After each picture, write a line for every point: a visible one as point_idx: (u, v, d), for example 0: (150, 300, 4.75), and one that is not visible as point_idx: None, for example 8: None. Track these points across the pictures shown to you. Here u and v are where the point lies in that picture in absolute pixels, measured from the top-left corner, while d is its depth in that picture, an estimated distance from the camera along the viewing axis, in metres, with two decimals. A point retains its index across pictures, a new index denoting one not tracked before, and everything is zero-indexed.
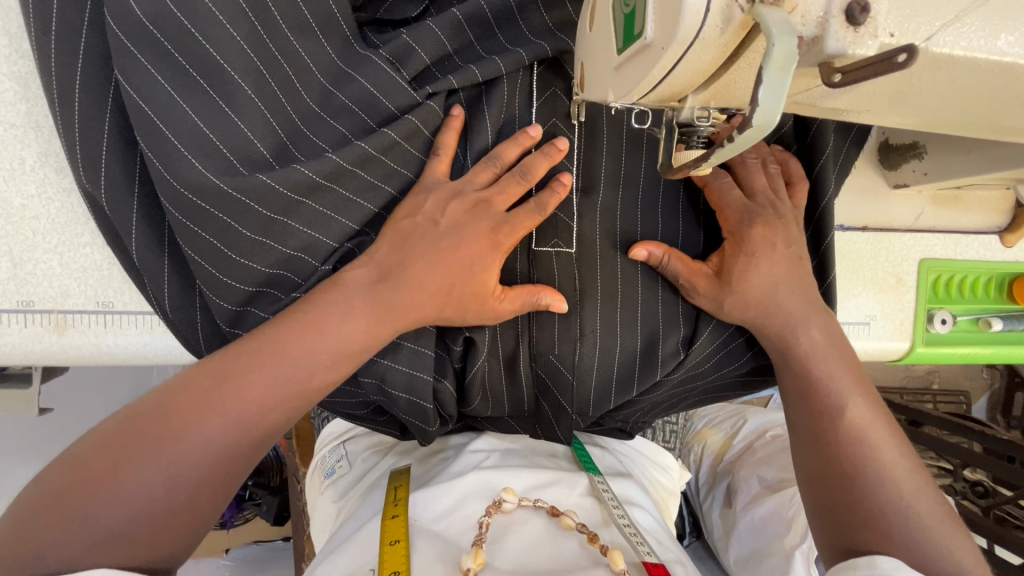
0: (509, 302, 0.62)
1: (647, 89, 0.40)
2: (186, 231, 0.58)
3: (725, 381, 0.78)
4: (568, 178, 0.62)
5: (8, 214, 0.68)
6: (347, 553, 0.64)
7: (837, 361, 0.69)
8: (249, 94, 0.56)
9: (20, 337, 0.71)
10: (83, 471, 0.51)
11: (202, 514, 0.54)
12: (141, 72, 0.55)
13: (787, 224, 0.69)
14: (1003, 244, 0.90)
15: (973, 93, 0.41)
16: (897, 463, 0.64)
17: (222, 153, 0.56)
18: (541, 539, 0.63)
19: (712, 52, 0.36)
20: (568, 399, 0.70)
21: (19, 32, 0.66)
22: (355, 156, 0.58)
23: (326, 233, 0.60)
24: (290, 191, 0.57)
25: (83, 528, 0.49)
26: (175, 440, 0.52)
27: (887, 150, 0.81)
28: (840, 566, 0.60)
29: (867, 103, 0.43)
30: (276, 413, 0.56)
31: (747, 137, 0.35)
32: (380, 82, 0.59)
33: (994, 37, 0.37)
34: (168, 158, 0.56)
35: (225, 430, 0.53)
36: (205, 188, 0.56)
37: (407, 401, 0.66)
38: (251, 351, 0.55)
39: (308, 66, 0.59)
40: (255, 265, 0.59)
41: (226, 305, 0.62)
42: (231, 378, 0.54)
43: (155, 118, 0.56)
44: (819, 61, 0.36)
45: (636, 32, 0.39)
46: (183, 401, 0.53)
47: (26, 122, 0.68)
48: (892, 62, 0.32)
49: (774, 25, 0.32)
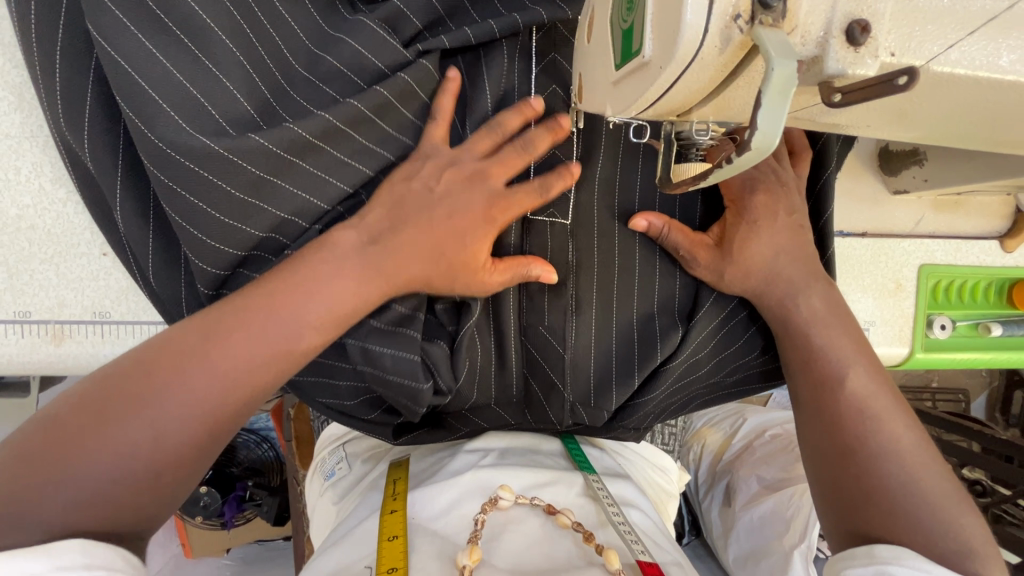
0: (499, 274, 0.61)
1: (646, 104, 0.39)
2: (168, 193, 0.57)
3: (734, 367, 0.75)
4: (574, 166, 0.61)
5: (4, 224, 0.68)
6: (347, 547, 0.65)
7: (839, 330, 0.69)
8: (237, 57, 0.57)
9: (17, 347, 0.71)
10: (59, 431, 0.48)
11: (188, 476, 0.53)
12: (120, 29, 0.54)
13: (789, 189, 0.69)
14: (1003, 249, 0.89)
15: (975, 109, 0.40)
16: (902, 436, 0.64)
17: (208, 111, 0.55)
18: (536, 539, 0.63)
19: (712, 70, 0.35)
20: (561, 377, 0.70)
21: (12, 41, 0.65)
22: (348, 115, 0.58)
23: (318, 195, 0.59)
24: (283, 150, 0.56)
25: (62, 487, 0.47)
26: (158, 399, 0.50)
27: (887, 155, 0.81)
28: (838, 556, 0.61)
29: (867, 118, 0.43)
30: (264, 374, 0.53)
31: (743, 160, 0.35)
32: (370, 41, 0.59)
33: (996, 55, 0.37)
34: (152, 117, 0.55)
35: (211, 390, 0.51)
36: (190, 145, 0.55)
37: (394, 359, 0.60)
38: (236, 310, 0.53)
39: (296, 32, 0.60)
40: (245, 228, 0.58)
41: (210, 270, 0.60)
42: (214, 339, 0.52)
43: (134, 75, 0.54)
44: (818, 81, 0.35)
45: (634, 49, 0.38)
46: (165, 359, 0.51)
47: (21, 132, 0.67)
48: (892, 85, 0.32)
49: (774, 48, 0.32)
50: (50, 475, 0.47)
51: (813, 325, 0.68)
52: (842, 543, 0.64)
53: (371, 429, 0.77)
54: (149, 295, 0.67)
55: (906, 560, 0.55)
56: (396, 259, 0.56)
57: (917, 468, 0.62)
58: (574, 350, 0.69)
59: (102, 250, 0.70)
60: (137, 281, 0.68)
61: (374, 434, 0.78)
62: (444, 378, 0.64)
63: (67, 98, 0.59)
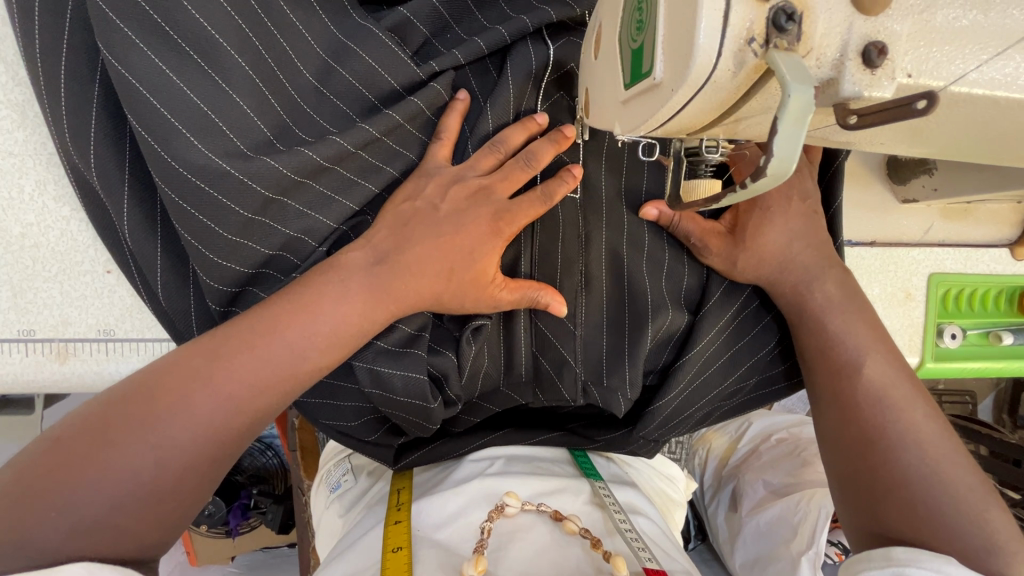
0: (509, 293, 0.61)
1: (655, 125, 0.39)
2: (180, 213, 0.56)
3: (754, 359, 0.73)
4: (578, 168, 0.60)
5: (8, 243, 0.68)
6: (351, 558, 0.64)
7: (856, 339, 0.67)
8: (244, 68, 0.55)
9: (21, 366, 0.70)
10: (59, 456, 0.47)
11: (187, 501, 0.52)
12: (129, 45, 0.53)
13: (802, 176, 0.68)
14: (1012, 256, 0.89)
15: (994, 127, 0.40)
16: (921, 425, 0.63)
17: (224, 133, 0.55)
18: (543, 547, 0.62)
19: (725, 93, 0.35)
20: (572, 353, 0.68)
21: (16, 59, 0.64)
22: (360, 138, 0.58)
23: (327, 215, 0.60)
24: (293, 172, 0.56)
25: (60, 514, 0.46)
26: (161, 420, 0.49)
27: (896, 165, 0.80)
28: (853, 559, 0.60)
29: (880, 137, 0.42)
30: (267, 397, 0.54)
31: (760, 185, 0.34)
32: (384, 59, 0.58)
33: (1014, 75, 0.36)
34: (166, 138, 0.54)
35: (212, 414, 0.51)
36: (208, 170, 0.54)
37: (403, 381, 0.62)
38: (242, 333, 0.53)
39: (307, 39, 0.58)
40: (257, 246, 0.59)
41: (221, 288, 0.60)
42: (220, 360, 0.52)
43: (146, 94, 0.54)
44: (834, 103, 0.34)
45: (644, 70, 0.37)
46: (170, 381, 0.51)
47: (24, 151, 0.66)
48: (910, 109, 0.32)
49: (789, 72, 0.31)
50: (47, 499, 0.46)
51: (826, 338, 0.67)
52: (865, 537, 0.62)
53: (372, 452, 0.76)
54: (157, 313, 0.66)
55: (923, 559, 0.55)
56: (399, 284, 0.57)
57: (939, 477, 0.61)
58: (585, 328, 0.68)
59: (105, 267, 0.70)
60: (143, 296, 0.67)
61: (375, 456, 0.77)
62: (453, 388, 0.66)
63: (72, 116, 0.59)
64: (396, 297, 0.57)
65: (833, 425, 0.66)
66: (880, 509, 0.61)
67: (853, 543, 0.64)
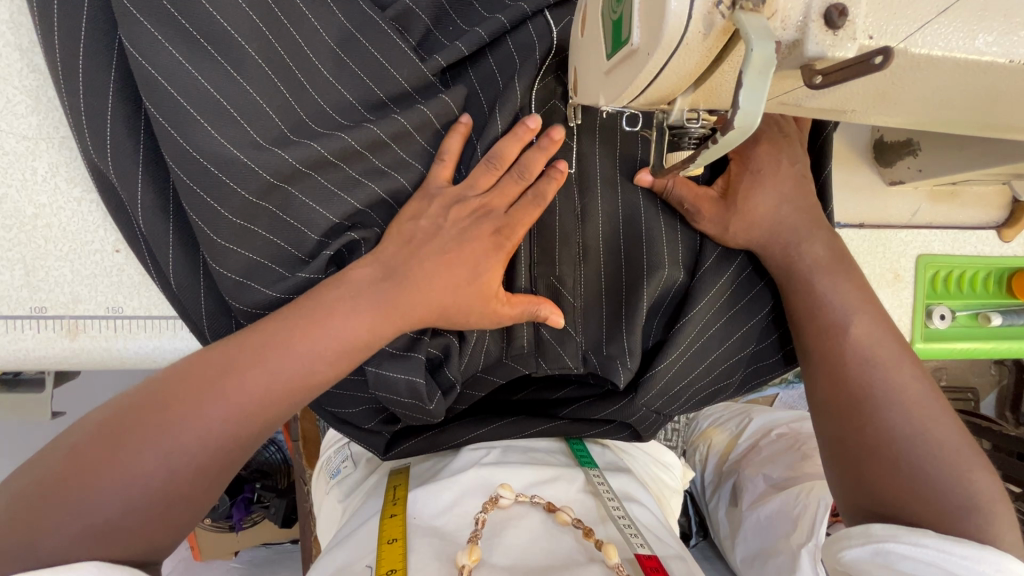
0: (511, 307, 0.63)
1: (636, 93, 0.41)
2: (190, 194, 0.59)
3: (751, 322, 0.74)
4: (564, 164, 0.62)
5: (21, 222, 0.70)
6: (351, 546, 0.66)
7: (845, 314, 0.69)
8: (257, 61, 0.58)
9: (33, 342, 0.72)
10: (77, 460, 0.50)
11: (195, 504, 0.54)
12: (148, 38, 0.56)
13: (791, 142, 0.70)
14: (1000, 239, 0.90)
15: (956, 90, 0.42)
16: (908, 385, 0.66)
17: (240, 125, 0.57)
18: (536, 535, 0.64)
19: (697, 56, 0.37)
20: (573, 323, 0.71)
21: (30, 46, 0.67)
22: (366, 139, 0.60)
23: (328, 208, 0.61)
24: (301, 163, 0.59)
25: (80, 511, 0.48)
26: (173, 429, 0.51)
27: (882, 148, 0.81)
28: (837, 537, 0.65)
29: (850, 102, 0.44)
30: (276, 408, 0.56)
31: (728, 139, 0.37)
32: (392, 55, 0.62)
33: (972, 38, 0.38)
34: (181, 124, 0.57)
35: (223, 424, 0.53)
36: (222, 157, 0.57)
37: (408, 384, 0.64)
38: (254, 345, 0.55)
39: (316, 29, 0.60)
40: (264, 234, 0.61)
41: (228, 274, 0.62)
42: (232, 373, 0.54)
43: (162, 81, 0.56)
44: (801, 64, 0.37)
45: (623, 38, 0.40)
46: (183, 389, 0.53)
47: (38, 134, 0.69)
48: (869, 65, 0.33)
49: (753, 31, 0.33)
50: (66, 497, 0.48)
51: (812, 313, 0.69)
52: (854, 497, 0.66)
53: (367, 443, 0.77)
54: (170, 295, 0.69)
55: (898, 533, 0.59)
56: (402, 265, 0.59)
57: (920, 451, 0.63)
58: (584, 301, 0.71)
59: (115, 246, 0.72)
60: (154, 275, 0.69)
61: (367, 447, 0.78)
62: (453, 367, 0.68)
63: (87, 97, 0.62)
64: (395, 277, 0.59)
65: (825, 407, 0.69)
66: (866, 472, 0.65)
67: (843, 503, 0.68)
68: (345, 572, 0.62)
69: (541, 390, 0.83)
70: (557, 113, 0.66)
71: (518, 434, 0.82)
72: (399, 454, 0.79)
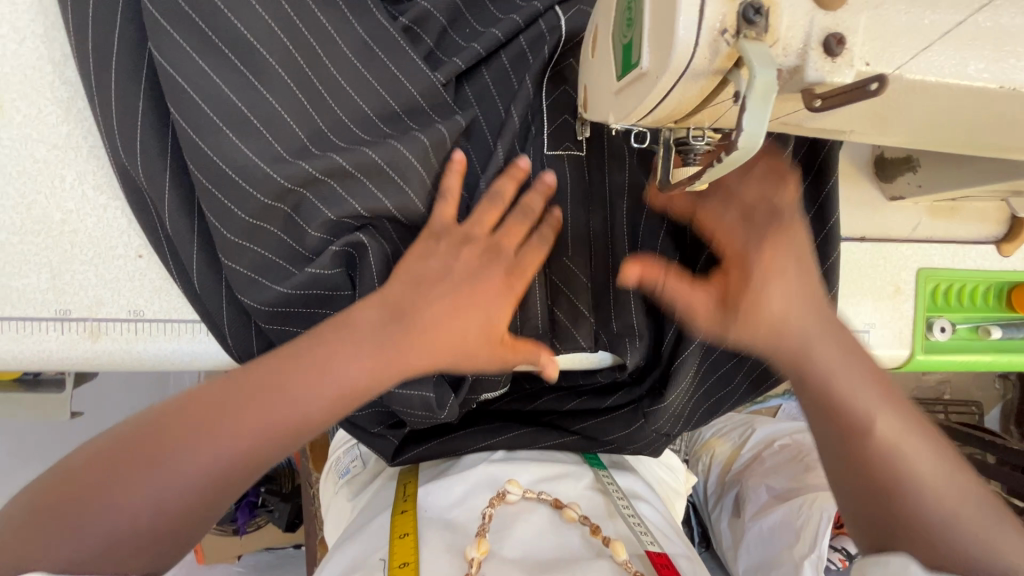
0: (520, 354, 0.62)
1: (644, 112, 0.43)
2: (207, 193, 0.62)
3: None
4: (551, 179, 0.65)
5: (49, 228, 0.72)
6: (363, 540, 0.68)
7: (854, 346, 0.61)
8: (277, 70, 0.62)
9: (56, 343, 0.74)
10: (66, 494, 0.49)
11: (180, 546, 0.53)
12: (177, 48, 0.60)
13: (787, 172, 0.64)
14: (1000, 253, 0.91)
15: (950, 111, 0.44)
16: None
17: (264, 136, 0.61)
18: (545, 528, 0.66)
19: (703, 80, 0.39)
20: (586, 304, 0.73)
21: (63, 59, 0.70)
22: (388, 155, 0.62)
23: (335, 211, 0.63)
24: (320, 172, 0.61)
25: (63, 548, 0.47)
26: (163, 468, 0.50)
27: (882, 163, 0.84)
28: (868, 561, 0.56)
29: (849, 122, 0.46)
30: (267, 453, 0.53)
31: (733, 158, 0.39)
32: (405, 67, 0.65)
33: (964, 64, 0.40)
34: (205, 130, 0.60)
35: (213, 466, 0.51)
36: (244, 163, 0.61)
37: (420, 398, 0.67)
38: (251, 386, 0.53)
39: (334, 37, 0.63)
40: (274, 230, 0.64)
41: (240, 270, 0.65)
42: (225, 414, 0.52)
43: (188, 89, 0.60)
44: (801, 88, 0.39)
45: (633, 61, 0.42)
46: (177, 425, 0.52)
47: (67, 143, 0.71)
48: (864, 91, 0.36)
49: (756, 59, 0.35)
50: (51, 533, 0.47)
51: None
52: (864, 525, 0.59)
53: (375, 445, 0.80)
54: (189, 294, 0.72)
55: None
56: (418, 267, 0.60)
57: None
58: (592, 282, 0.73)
59: (138, 252, 0.74)
60: (175, 276, 0.72)
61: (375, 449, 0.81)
62: None
63: (119, 108, 0.64)
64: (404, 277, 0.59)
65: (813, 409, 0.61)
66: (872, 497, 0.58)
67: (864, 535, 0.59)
68: (357, 564, 0.64)
69: (559, 397, 0.84)
70: (568, 129, 0.69)
71: (539, 442, 0.82)
72: (406, 459, 0.80)
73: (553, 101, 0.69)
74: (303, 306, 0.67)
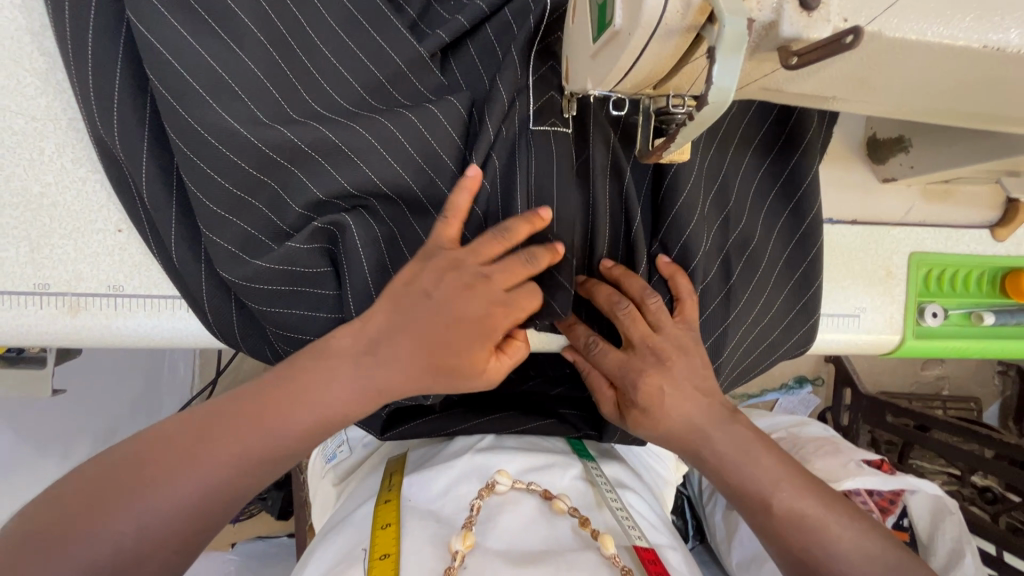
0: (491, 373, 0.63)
1: (620, 74, 0.42)
2: (187, 161, 0.62)
3: (742, 316, 0.74)
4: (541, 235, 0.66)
5: (28, 201, 0.72)
6: (345, 532, 0.67)
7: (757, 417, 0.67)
8: (260, 38, 0.61)
9: (35, 318, 0.73)
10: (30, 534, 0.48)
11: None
12: (154, 13, 0.59)
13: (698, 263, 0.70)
14: (993, 238, 0.91)
15: (933, 74, 0.43)
16: None
17: (245, 103, 0.60)
18: (532, 521, 0.65)
19: (676, 38, 0.38)
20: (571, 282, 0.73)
21: (41, 30, 0.70)
22: (379, 132, 0.62)
23: (319, 185, 0.63)
24: (309, 145, 0.61)
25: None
26: (140, 499, 0.51)
27: (875, 145, 0.83)
28: None
29: (830, 87, 0.45)
30: (240, 485, 0.55)
31: (706, 114, 0.38)
32: (390, 37, 0.65)
33: (946, 23, 0.39)
34: (185, 96, 0.60)
35: (189, 498, 0.53)
36: (226, 131, 0.60)
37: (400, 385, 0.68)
38: (228, 416, 0.56)
39: (318, 8, 0.63)
40: (257, 204, 0.64)
41: (223, 245, 0.64)
42: (200, 447, 0.54)
43: (167, 55, 0.59)
44: (777, 44, 0.38)
45: (607, 21, 0.41)
46: (153, 459, 0.53)
47: (46, 115, 0.71)
48: (840, 44, 0.35)
49: (727, 7, 0.35)
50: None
51: None
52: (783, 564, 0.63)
53: (365, 423, 0.81)
54: (168, 269, 0.71)
55: None
56: None
57: None
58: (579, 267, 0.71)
59: (118, 226, 0.73)
60: (155, 250, 0.71)
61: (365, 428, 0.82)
62: None
63: (96, 77, 0.64)
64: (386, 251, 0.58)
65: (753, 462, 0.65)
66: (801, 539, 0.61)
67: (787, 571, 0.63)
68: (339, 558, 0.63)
69: (544, 384, 0.85)
70: (554, 106, 0.65)
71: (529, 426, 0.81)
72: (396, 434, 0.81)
73: (539, 77, 0.66)
74: (279, 282, 0.66)
